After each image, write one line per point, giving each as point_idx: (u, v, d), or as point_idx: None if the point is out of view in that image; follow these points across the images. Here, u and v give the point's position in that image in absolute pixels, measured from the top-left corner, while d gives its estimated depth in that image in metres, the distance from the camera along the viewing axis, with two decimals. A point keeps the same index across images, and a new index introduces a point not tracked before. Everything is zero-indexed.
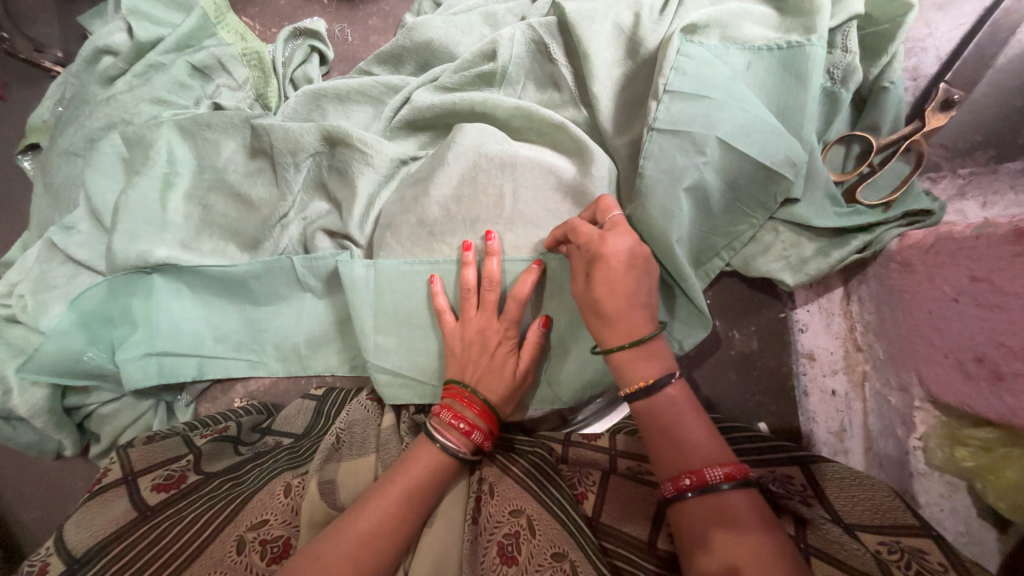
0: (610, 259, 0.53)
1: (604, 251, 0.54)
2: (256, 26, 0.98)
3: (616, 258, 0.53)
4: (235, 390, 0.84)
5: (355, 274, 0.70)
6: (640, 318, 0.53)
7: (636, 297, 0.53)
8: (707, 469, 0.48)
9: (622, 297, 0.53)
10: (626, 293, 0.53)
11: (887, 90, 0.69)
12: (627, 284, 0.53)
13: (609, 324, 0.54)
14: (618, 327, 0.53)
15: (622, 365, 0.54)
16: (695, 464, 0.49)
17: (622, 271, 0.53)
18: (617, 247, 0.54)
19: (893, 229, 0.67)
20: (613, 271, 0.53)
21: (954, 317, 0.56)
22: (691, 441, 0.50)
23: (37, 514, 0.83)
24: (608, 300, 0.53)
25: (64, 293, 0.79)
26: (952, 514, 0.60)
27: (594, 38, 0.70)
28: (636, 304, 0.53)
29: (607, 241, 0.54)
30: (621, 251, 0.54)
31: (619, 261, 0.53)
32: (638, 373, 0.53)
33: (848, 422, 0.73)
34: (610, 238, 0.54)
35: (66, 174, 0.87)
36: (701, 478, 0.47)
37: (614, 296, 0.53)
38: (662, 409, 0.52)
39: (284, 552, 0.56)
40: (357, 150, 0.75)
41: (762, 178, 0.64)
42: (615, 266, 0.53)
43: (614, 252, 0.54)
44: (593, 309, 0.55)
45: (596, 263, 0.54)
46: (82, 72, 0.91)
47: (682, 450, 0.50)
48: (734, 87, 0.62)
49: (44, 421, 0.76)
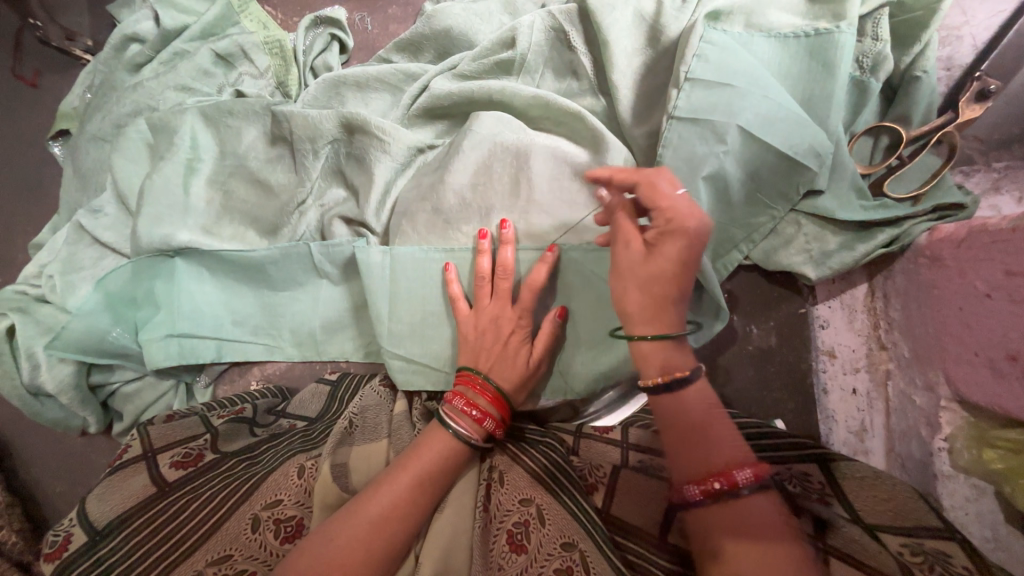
0: (687, 236, 0.53)
1: (688, 226, 0.53)
2: (277, 15, 0.99)
3: (692, 237, 0.53)
4: (251, 373, 0.85)
5: (371, 260, 0.71)
6: (678, 309, 0.54)
7: (684, 285, 0.54)
8: (735, 470, 0.46)
9: (679, 280, 0.53)
10: (677, 280, 0.53)
11: (920, 79, 0.66)
12: (681, 271, 0.53)
13: (652, 310, 0.54)
14: (656, 314, 0.54)
15: (656, 351, 0.53)
16: (724, 464, 0.46)
17: (688, 254, 0.53)
18: (696, 223, 0.53)
19: (922, 223, 0.65)
20: (679, 252, 0.53)
21: (986, 314, 0.54)
22: (722, 437, 0.49)
23: (62, 488, 0.85)
24: (666, 282, 0.53)
25: (90, 274, 0.81)
26: (978, 518, 0.56)
27: (615, 25, 0.69)
28: (682, 291, 0.54)
29: (689, 217, 0.53)
30: (699, 227, 0.53)
31: (692, 238, 0.53)
32: (671, 363, 0.53)
33: (870, 422, 0.71)
34: (694, 212, 0.53)
35: (94, 158, 0.89)
36: (729, 480, 0.45)
37: (666, 280, 0.53)
38: (693, 406, 0.50)
39: (297, 531, 0.57)
40: (375, 137, 0.75)
41: (785, 166, 0.63)
42: (688, 242, 0.53)
43: (691, 227, 0.53)
44: (641, 286, 0.54)
45: (672, 236, 0.53)
46: (111, 60, 0.94)
47: (710, 448, 0.48)
48: (758, 75, 0.60)
49: (70, 398, 0.78)
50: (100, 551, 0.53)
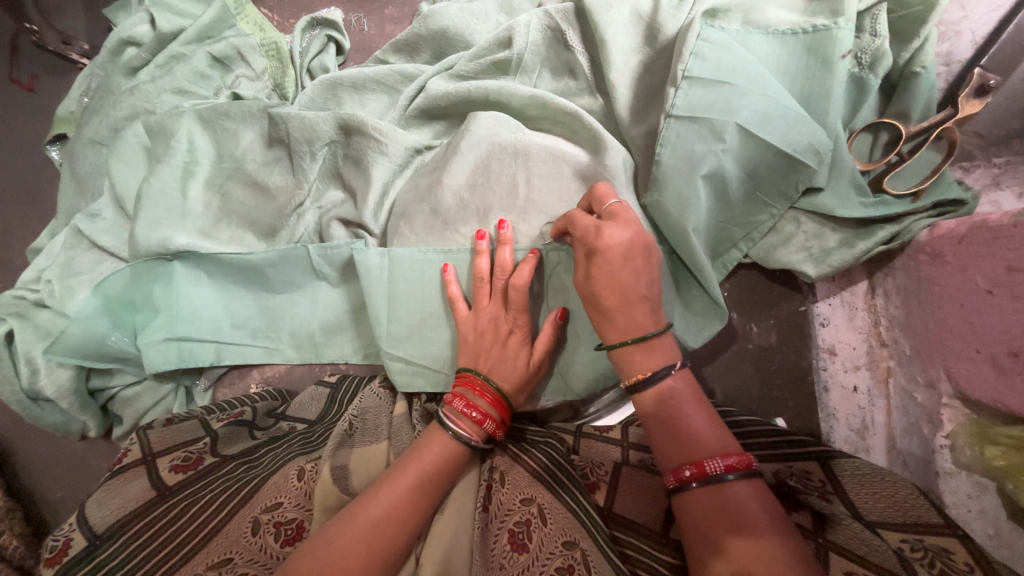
0: (607, 252, 0.53)
1: (602, 243, 0.53)
2: (274, 17, 0.99)
3: (615, 249, 0.53)
4: (251, 376, 0.85)
5: (369, 262, 0.70)
6: (639, 313, 0.52)
7: (634, 291, 0.52)
8: (706, 460, 0.47)
9: (620, 292, 0.52)
10: (625, 286, 0.52)
11: (919, 75, 0.65)
12: (627, 276, 0.52)
13: (609, 320, 0.53)
14: (618, 322, 0.53)
15: (622, 359, 0.53)
16: (696, 455, 0.48)
17: (621, 263, 0.52)
18: (614, 239, 0.53)
19: (923, 220, 0.65)
20: (610, 263, 0.53)
21: (987, 310, 0.54)
22: (692, 432, 0.49)
23: (63, 493, 0.85)
24: (608, 294, 0.53)
25: (88, 278, 0.81)
26: (981, 515, 0.56)
27: (612, 24, 0.68)
28: (633, 297, 0.52)
29: (604, 233, 0.53)
30: (619, 242, 0.53)
31: (615, 254, 0.53)
32: (636, 366, 0.52)
33: (870, 419, 0.70)
34: (607, 229, 0.53)
35: (91, 162, 0.89)
36: (700, 469, 0.47)
37: (612, 290, 0.52)
38: (663, 401, 0.51)
39: (297, 534, 0.57)
40: (371, 138, 0.75)
41: (783, 164, 0.62)
42: (613, 259, 0.52)
43: (610, 245, 0.53)
44: (592, 304, 0.55)
45: (594, 255, 0.53)
46: (107, 64, 0.93)
47: (682, 440, 0.49)
48: (756, 72, 0.60)
49: (70, 402, 0.78)
50: (99, 556, 0.53)
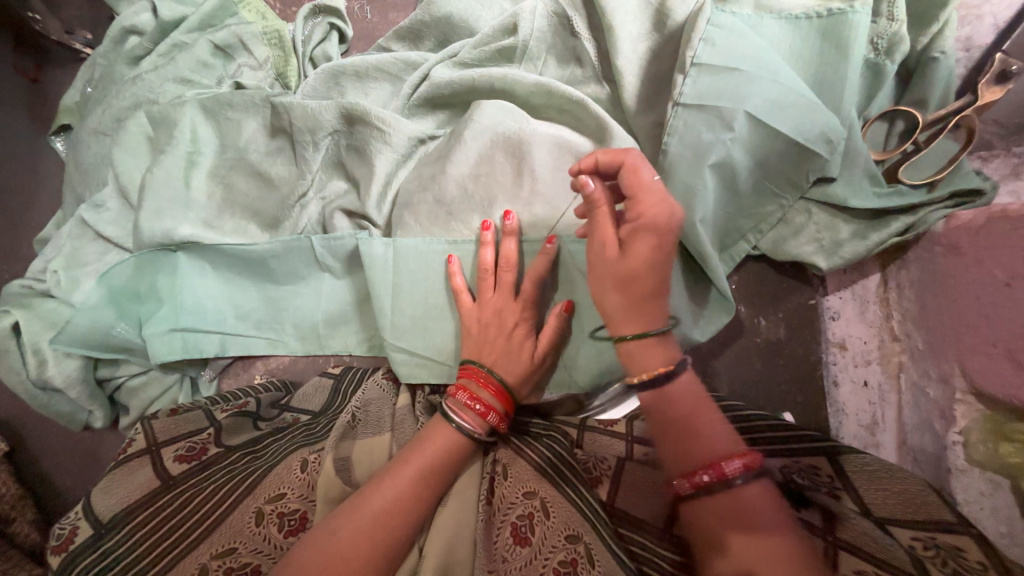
0: (650, 228, 0.54)
1: (648, 216, 0.54)
2: (275, 4, 0.98)
3: (658, 226, 0.54)
4: (255, 368, 0.85)
5: (374, 253, 0.70)
6: (657, 304, 0.55)
7: (657, 276, 0.54)
8: (723, 461, 0.46)
9: (648, 275, 0.54)
10: (654, 269, 0.54)
11: (937, 60, 0.63)
12: (659, 257, 0.54)
13: (626, 314, 0.55)
14: (634, 318, 0.55)
15: (635, 354, 0.55)
16: (711, 458, 0.47)
17: (658, 241, 0.54)
18: (657, 213, 0.54)
19: (938, 210, 0.63)
20: (650, 241, 0.54)
21: (1004, 302, 0.52)
22: (707, 432, 0.49)
23: (74, 481, 0.86)
24: (640, 274, 0.54)
25: (94, 269, 0.81)
26: (993, 513, 0.54)
27: (619, 10, 0.67)
28: (653, 287, 0.55)
29: (648, 207, 0.54)
30: (664, 216, 0.54)
31: (657, 229, 0.54)
32: (647, 363, 0.54)
33: (881, 415, 0.69)
34: (651, 205, 0.54)
35: (95, 152, 0.89)
36: (717, 472, 0.45)
37: (644, 272, 0.54)
38: (673, 398, 0.51)
39: (300, 525, 0.57)
40: (375, 128, 0.74)
41: (794, 153, 0.61)
42: (658, 233, 0.54)
43: (660, 215, 0.54)
44: (621, 280, 0.54)
45: (636, 229, 0.54)
46: (110, 52, 0.93)
47: (698, 440, 0.48)
48: (767, 59, 0.58)
49: (78, 392, 0.79)
50: (104, 545, 0.54)
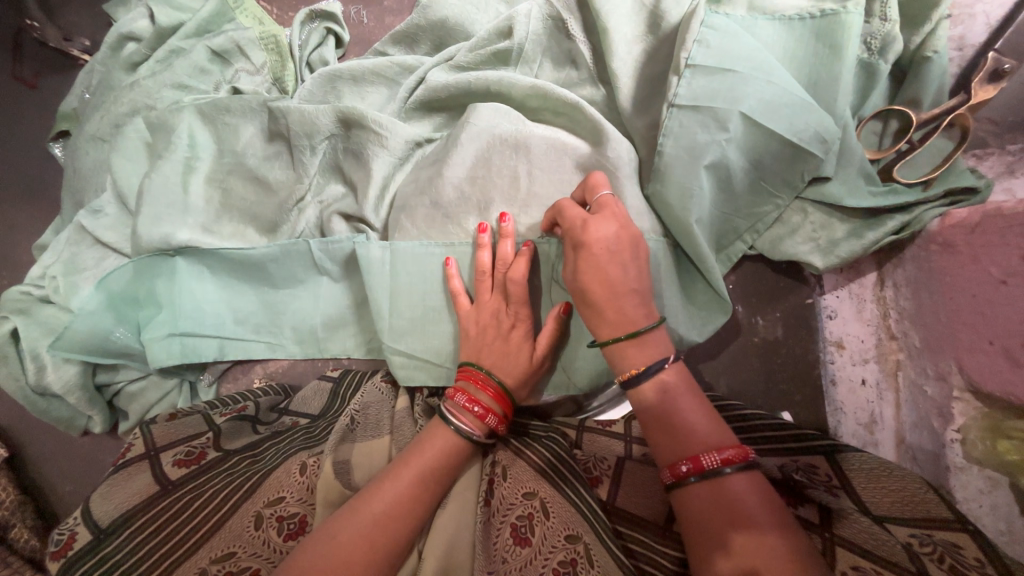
0: (592, 247, 0.53)
1: (587, 238, 0.53)
2: (272, 10, 0.98)
3: (600, 245, 0.53)
4: (254, 371, 0.85)
5: (372, 255, 0.70)
6: (629, 306, 0.52)
7: (622, 283, 0.52)
8: (703, 454, 0.46)
9: (608, 286, 0.52)
10: (613, 281, 0.52)
11: (931, 60, 0.63)
12: (614, 270, 0.53)
13: (600, 316, 0.53)
14: (610, 319, 0.53)
15: (616, 355, 0.53)
16: (692, 449, 0.47)
17: (609, 257, 0.53)
18: (601, 233, 0.53)
19: (933, 209, 0.63)
20: (595, 259, 0.53)
21: (1001, 300, 0.53)
22: (688, 426, 0.49)
23: (73, 486, 0.86)
24: (595, 289, 0.53)
25: (93, 274, 0.82)
26: (993, 510, 0.54)
27: (614, 11, 0.67)
28: (623, 291, 0.52)
29: (589, 227, 0.54)
30: (603, 238, 0.53)
31: (603, 247, 0.53)
32: (629, 362, 0.52)
33: (879, 414, 0.69)
34: (593, 224, 0.54)
35: (93, 158, 0.89)
36: (697, 464, 0.46)
37: (600, 284, 0.53)
38: (657, 394, 0.50)
39: (300, 529, 0.57)
40: (371, 131, 0.74)
41: (789, 154, 0.61)
42: (599, 253, 0.53)
43: (596, 238, 0.53)
44: (581, 300, 0.55)
45: (580, 250, 0.54)
46: (109, 59, 0.94)
47: (677, 434, 0.49)
48: (762, 60, 0.59)
49: (77, 397, 0.79)
50: (103, 550, 0.54)
